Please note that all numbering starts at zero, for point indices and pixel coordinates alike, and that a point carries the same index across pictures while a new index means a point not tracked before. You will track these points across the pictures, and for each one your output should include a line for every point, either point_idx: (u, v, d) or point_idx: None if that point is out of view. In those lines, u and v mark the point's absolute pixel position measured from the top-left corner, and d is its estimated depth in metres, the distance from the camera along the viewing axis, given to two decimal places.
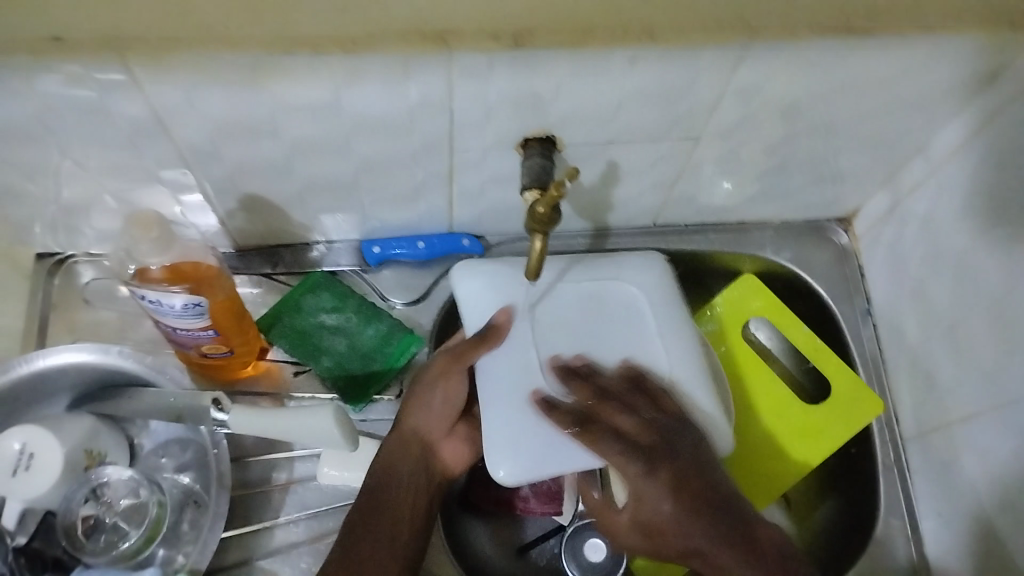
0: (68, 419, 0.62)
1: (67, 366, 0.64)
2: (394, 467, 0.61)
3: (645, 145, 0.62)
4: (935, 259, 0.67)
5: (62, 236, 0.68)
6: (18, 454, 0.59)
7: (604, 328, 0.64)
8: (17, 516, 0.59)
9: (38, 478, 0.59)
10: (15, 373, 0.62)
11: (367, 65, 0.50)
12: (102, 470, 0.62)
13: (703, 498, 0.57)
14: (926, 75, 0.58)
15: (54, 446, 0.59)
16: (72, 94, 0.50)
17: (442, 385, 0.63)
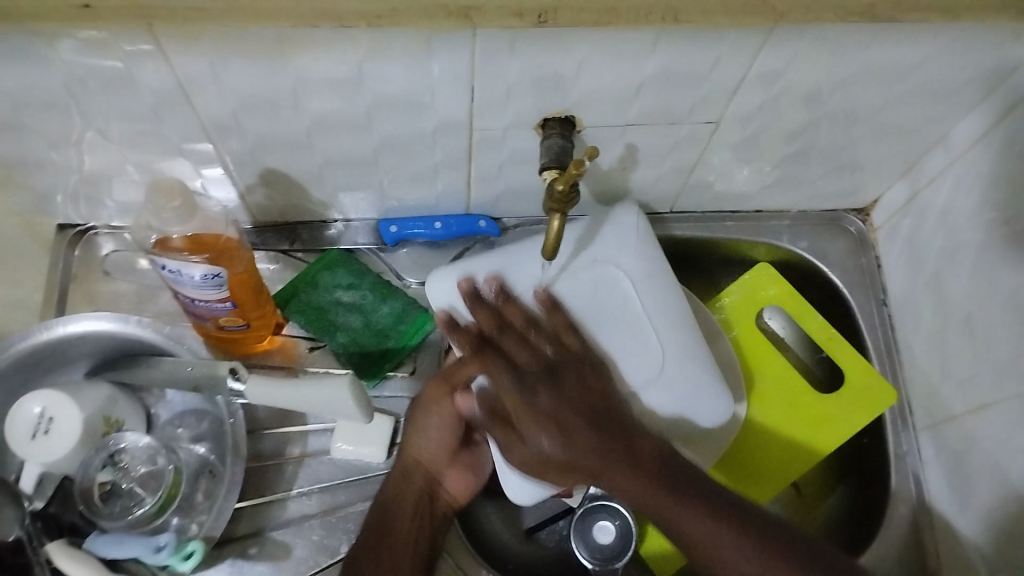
0: (87, 388, 0.62)
1: (88, 333, 0.64)
2: (398, 496, 0.64)
3: (664, 129, 0.62)
4: (953, 249, 0.67)
5: (84, 207, 0.69)
6: (38, 419, 0.60)
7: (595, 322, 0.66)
8: (36, 480, 0.62)
9: (57, 443, 0.60)
10: (38, 339, 0.63)
11: (390, 40, 0.50)
12: (120, 436, 0.63)
13: (591, 419, 0.57)
14: (950, 64, 0.57)
15: (74, 411, 0.60)
16: (98, 63, 0.51)
17: (437, 413, 0.66)
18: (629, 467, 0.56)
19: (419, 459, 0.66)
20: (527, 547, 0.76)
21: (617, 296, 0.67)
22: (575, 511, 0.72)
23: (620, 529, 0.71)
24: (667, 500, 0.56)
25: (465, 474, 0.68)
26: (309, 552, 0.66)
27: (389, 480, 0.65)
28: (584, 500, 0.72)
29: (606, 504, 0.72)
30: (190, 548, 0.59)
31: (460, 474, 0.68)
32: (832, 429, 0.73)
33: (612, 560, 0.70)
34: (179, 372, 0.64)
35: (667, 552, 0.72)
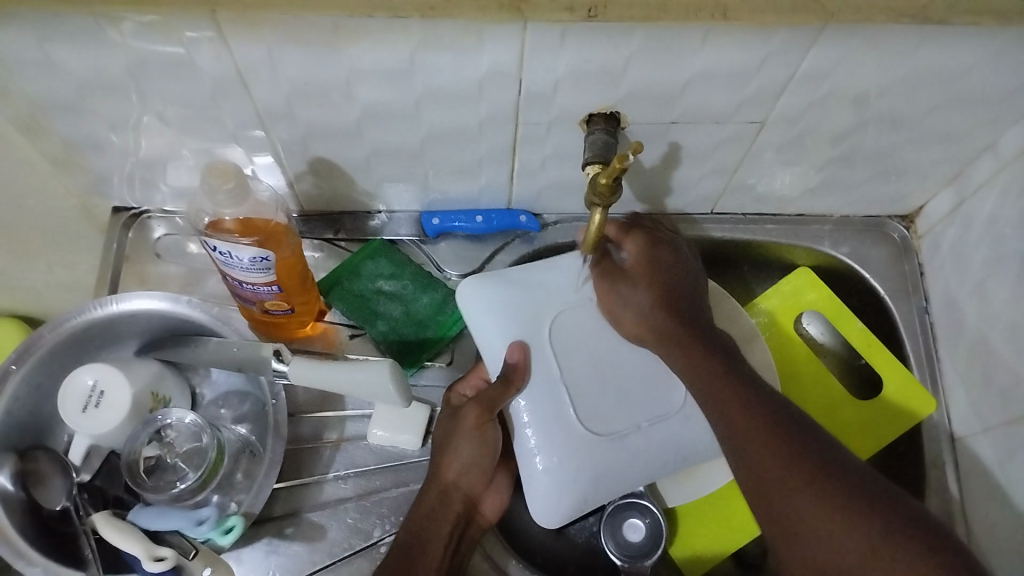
0: (137, 363, 0.65)
1: (141, 312, 0.66)
2: (435, 522, 0.63)
3: (709, 128, 0.63)
4: (999, 257, 0.66)
5: (139, 190, 0.71)
6: (89, 391, 0.62)
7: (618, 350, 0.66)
8: (83, 453, 0.63)
9: (106, 416, 0.62)
10: (91, 315, 0.65)
11: (442, 31, 0.51)
12: (168, 412, 0.64)
13: (682, 302, 0.63)
14: (1002, 68, 0.57)
15: (123, 386, 0.62)
16: (162, 49, 0.53)
17: (479, 435, 0.65)
18: (700, 345, 0.60)
19: (457, 482, 0.65)
20: (556, 541, 0.76)
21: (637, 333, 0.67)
22: (605, 508, 0.72)
23: (651, 527, 0.71)
24: (725, 381, 0.57)
25: (496, 496, 0.68)
26: (343, 534, 0.67)
27: (425, 501, 0.64)
28: (614, 497, 0.72)
29: (638, 502, 0.72)
30: (231, 523, 0.61)
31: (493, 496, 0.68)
32: (866, 435, 0.74)
33: (641, 558, 0.70)
34: (224, 353, 0.65)
35: (696, 556, 0.73)
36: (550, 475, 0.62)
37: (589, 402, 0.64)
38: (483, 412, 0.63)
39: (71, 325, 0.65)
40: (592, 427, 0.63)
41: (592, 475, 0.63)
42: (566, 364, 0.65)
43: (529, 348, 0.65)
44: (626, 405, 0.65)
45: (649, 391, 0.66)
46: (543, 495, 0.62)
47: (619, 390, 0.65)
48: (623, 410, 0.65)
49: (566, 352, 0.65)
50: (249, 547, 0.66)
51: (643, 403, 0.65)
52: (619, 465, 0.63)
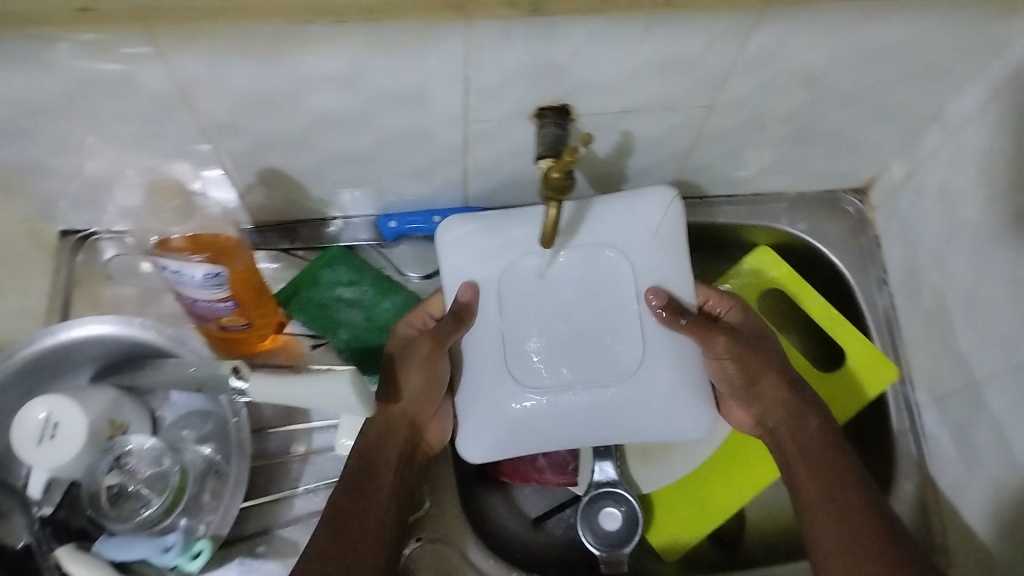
0: (92, 390, 0.62)
1: (92, 339, 0.65)
2: (381, 451, 0.63)
3: (660, 115, 0.62)
4: (952, 225, 0.67)
5: (85, 212, 0.69)
6: (42, 425, 0.59)
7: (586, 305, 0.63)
8: (44, 484, 0.61)
9: (63, 448, 0.59)
10: (40, 344, 0.63)
11: (386, 34, 0.50)
12: (126, 439, 0.63)
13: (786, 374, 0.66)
14: (945, 39, 0.57)
15: (79, 417, 0.60)
16: (98, 68, 0.51)
17: (428, 366, 0.63)
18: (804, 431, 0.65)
19: (406, 411, 0.64)
20: (534, 535, 0.76)
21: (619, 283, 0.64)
22: (581, 499, 0.72)
23: (626, 515, 0.71)
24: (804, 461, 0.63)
25: (442, 424, 0.67)
26: None
27: (374, 429, 0.64)
28: (590, 488, 0.72)
29: (612, 491, 0.72)
30: (198, 547, 0.59)
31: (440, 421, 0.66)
32: (845, 399, 0.73)
33: (619, 547, 0.70)
34: (181, 372, 0.65)
35: (675, 540, 0.73)
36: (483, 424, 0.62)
37: (536, 354, 0.62)
38: (436, 345, 0.62)
39: (20, 357, 0.63)
40: (534, 380, 0.62)
41: (523, 426, 0.61)
42: (514, 315, 0.63)
43: (480, 288, 0.64)
44: (580, 359, 0.62)
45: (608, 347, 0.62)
46: (474, 436, 0.63)
47: (566, 350, 0.62)
48: (575, 363, 0.62)
49: (526, 299, 0.64)
50: (221, 568, 0.65)
51: (595, 355, 0.62)
52: (560, 419, 0.61)
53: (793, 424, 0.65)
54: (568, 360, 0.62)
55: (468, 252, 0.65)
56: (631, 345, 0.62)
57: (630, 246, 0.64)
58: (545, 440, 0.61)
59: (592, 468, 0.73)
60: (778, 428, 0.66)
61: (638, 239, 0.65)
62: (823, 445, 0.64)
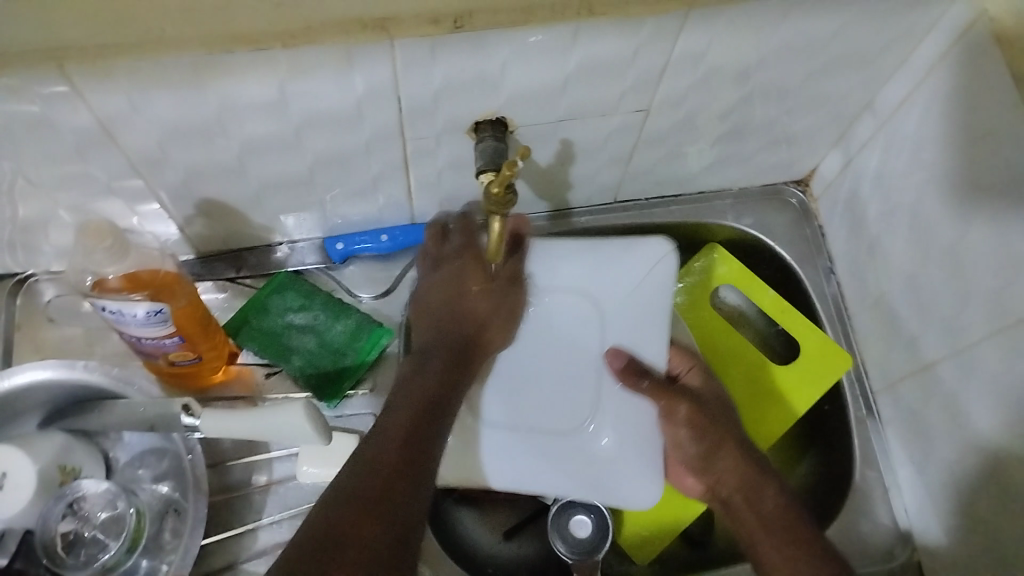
0: (39, 437, 0.61)
1: (35, 385, 0.63)
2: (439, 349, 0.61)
3: (596, 122, 0.63)
4: (891, 212, 0.68)
5: (21, 255, 0.68)
6: None
7: (565, 356, 0.71)
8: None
9: (14, 498, 0.58)
10: None
11: (308, 59, 0.50)
12: (78, 484, 0.62)
13: (743, 443, 0.65)
14: (866, 30, 0.58)
15: (27, 464, 0.58)
16: (16, 110, 0.49)
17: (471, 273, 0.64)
18: (764, 490, 0.61)
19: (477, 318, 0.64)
20: (506, 547, 0.76)
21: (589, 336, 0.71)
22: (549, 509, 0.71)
23: (596, 521, 0.70)
24: (755, 518, 0.60)
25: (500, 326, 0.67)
26: None
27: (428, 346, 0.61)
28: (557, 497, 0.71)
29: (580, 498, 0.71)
30: None
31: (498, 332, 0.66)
32: (791, 401, 0.74)
33: (592, 553, 0.69)
34: (133, 414, 0.63)
35: (647, 540, 0.73)
36: (526, 456, 0.68)
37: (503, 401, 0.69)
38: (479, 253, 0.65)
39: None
40: (537, 421, 0.69)
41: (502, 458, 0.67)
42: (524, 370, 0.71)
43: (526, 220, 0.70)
44: (558, 404, 0.70)
45: (562, 401, 0.70)
46: (499, 461, 0.67)
47: (538, 400, 0.70)
48: (557, 409, 0.70)
49: (532, 350, 0.71)
50: None
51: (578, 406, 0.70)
52: (578, 460, 0.68)
53: (746, 492, 0.62)
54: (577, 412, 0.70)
55: None
56: (582, 402, 0.70)
57: (602, 299, 0.72)
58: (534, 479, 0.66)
59: None
60: (732, 496, 0.63)
61: (611, 295, 0.72)
62: (779, 511, 0.59)
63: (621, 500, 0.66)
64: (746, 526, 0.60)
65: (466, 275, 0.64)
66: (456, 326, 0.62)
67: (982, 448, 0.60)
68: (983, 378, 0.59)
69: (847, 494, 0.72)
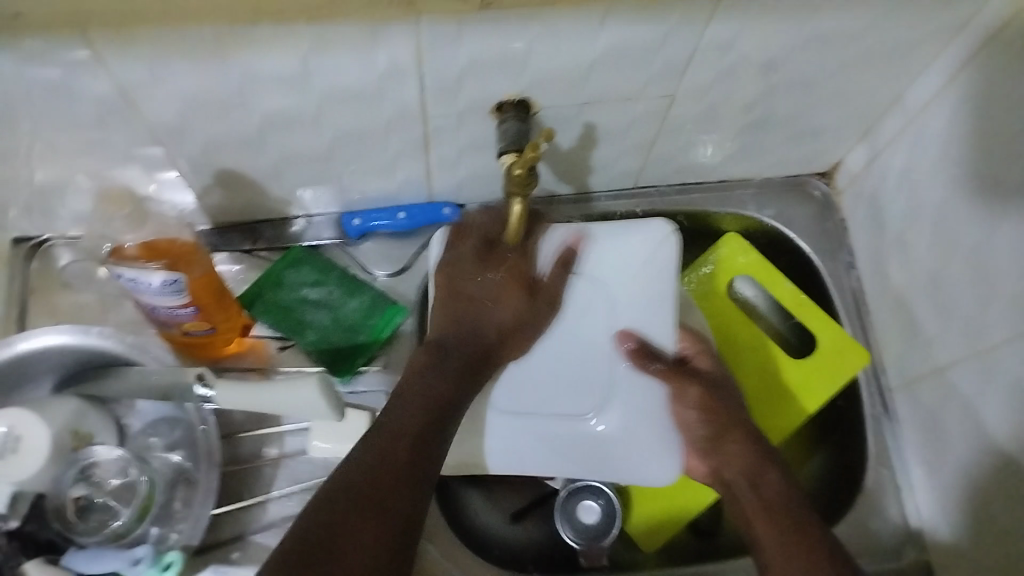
0: (53, 402, 0.61)
1: (48, 350, 0.63)
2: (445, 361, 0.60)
3: (621, 106, 0.62)
4: (916, 209, 0.67)
5: (39, 219, 0.68)
6: (3, 438, 0.58)
7: (568, 339, 0.67)
8: (9, 498, 0.58)
9: (27, 462, 0.58)
10: None
11: (332, 33, 0.49)
12: (92, 450, 0.62)
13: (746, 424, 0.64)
14: (902, 23, 0.57)
15: (41, 427, 0.59)
16: (37, 75, 0.49)
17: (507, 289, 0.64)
18: (767, 474, 0.61)
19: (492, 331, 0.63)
20: (514, 530, 0.76)
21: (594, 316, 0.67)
22: (559, 494, 0.72)
23: (604, 507, 0.71)
24: (754, 503, 0.59)
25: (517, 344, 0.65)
26: None
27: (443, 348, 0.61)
28: (567, 482, 0.72)
29: (587, 483, 0.72)
30: (169, 558, 0.58)
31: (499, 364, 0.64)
32: (805, 393, 0.73)
33: (599, 538, 0.70)
34: (146, 384, 0.63)
35: (655, 526, 0.73)
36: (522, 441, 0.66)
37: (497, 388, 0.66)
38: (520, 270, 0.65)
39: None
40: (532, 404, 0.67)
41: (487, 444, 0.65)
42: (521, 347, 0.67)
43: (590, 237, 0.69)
44: (563, 387, 0.67)
45: (568, 386, 0.67)
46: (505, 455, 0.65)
47: (535, 384, 0.67)
48: (563, 393, 0.67)
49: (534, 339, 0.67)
50: None
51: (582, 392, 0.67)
52: (574, 446, 0.66)
53: (750, 475, 0.61)
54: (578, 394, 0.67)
55: None
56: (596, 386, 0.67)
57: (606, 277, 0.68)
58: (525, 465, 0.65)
59: None
60: (736, 480, 0.62)
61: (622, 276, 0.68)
62: (782, 495, 0.59)
63: (645, 483, 0.65)
64: (747, 514, 0.59)
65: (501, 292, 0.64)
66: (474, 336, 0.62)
67: (996, 453, 0.59)
68: (1002, 383, 0.59)
69: (856, 492, 0.71)
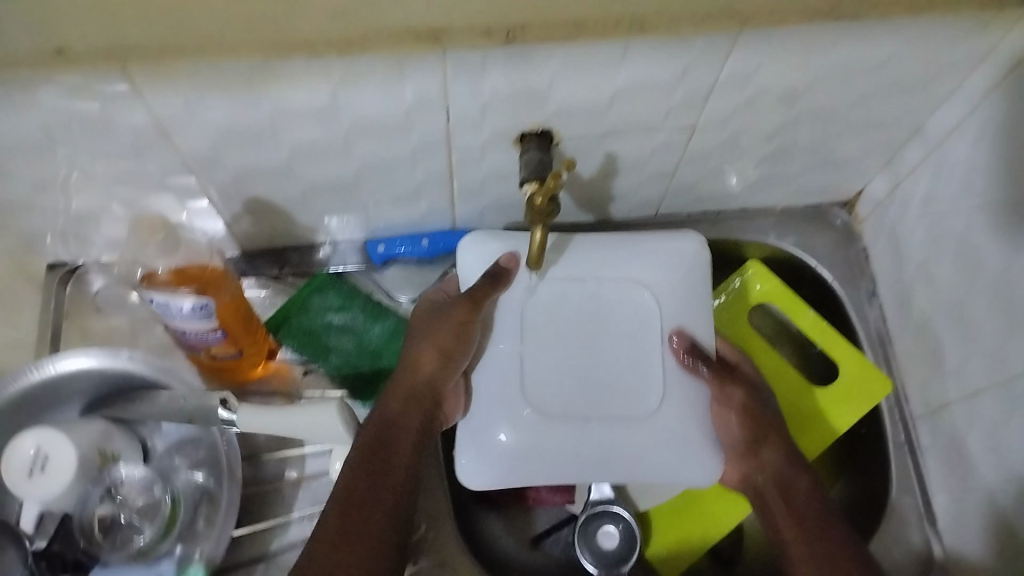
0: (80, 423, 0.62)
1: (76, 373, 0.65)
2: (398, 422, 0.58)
3: (643, 136, 0.63)
4: (938, 238, 0.67)
5: (73, 245, 0.70)
6: (33, 458, 0.59)
7: (592, 339, 0.64)
8: (35, 517, 0.61)
9: (52, 481, 0.59)
10: (27, 380, 0.64)
11: (362, 65, 0.50)
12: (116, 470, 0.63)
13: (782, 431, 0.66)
14: (921, 55, 0.57)
15: (68, 448, 0.59)
16: (77, 107, 0.51)
17: (455, 329, 0.61)
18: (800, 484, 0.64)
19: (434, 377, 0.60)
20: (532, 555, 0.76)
21: (631, 319, 0.64)
22: (578, 518, 0.72)
23: (623, 532, 0.71)
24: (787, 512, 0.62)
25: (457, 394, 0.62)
26: None
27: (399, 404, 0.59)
28: (587, 506, 0.72)
29: (608, 509, 0.72)
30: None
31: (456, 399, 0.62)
32: (824, 420, 0.74)
33: (618, 565, 0.70)
34: (173, 405, 0.64)
35: (675, 551, 0.73)
36: (521, 446, 0.61)
37: (496, 384, 0.62)
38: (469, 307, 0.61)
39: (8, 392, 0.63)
40: (547, 408, 0.62)
41: (534, 455, 0.61)
42: (537, 346, 0.63)
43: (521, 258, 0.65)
44: (582, 390, 0.63)
45: (593, 387, 0.63)
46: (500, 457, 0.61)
47: (541, 381, 0.63)
48: (579, 396, 0.63)
49: (549, 339, 0.63)
50: None
51: (602, 396, 0.63)
52: (582, 449, 0.62)
53: (781, 483, 0.64)
54: (587, 395, 0.63)
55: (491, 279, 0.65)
56: (632, 387, 0.63)
57: (644, 280, 0.66)
58: (522, 471, 0.61)
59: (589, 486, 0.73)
60: (766, 486, 0.65)
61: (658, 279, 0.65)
62: (812, 506, 0.62)
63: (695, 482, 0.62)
64: (775, 515, 0.63)
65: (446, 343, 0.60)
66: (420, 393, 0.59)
67: None
68: None
69: (880, 522, 0.71)
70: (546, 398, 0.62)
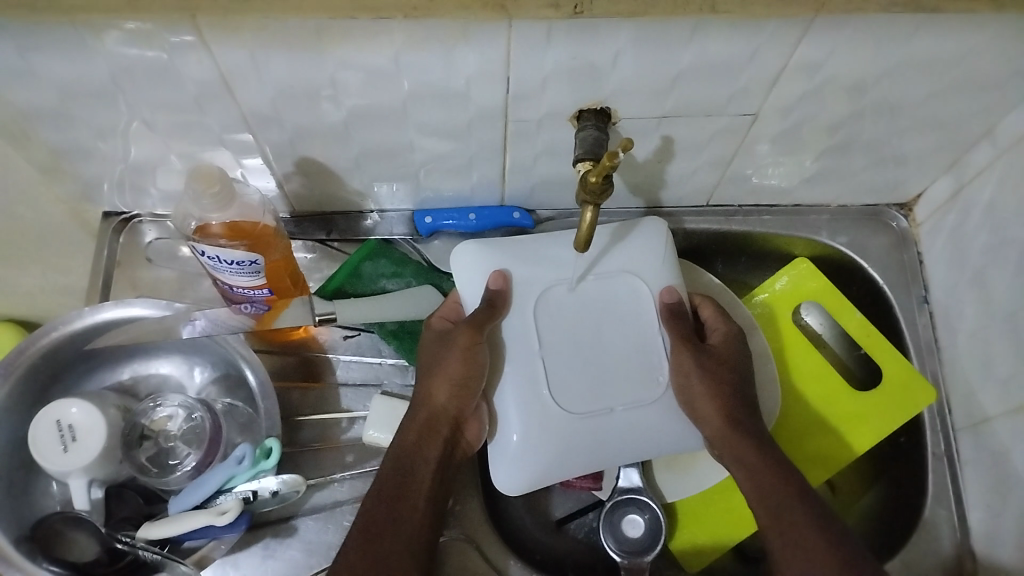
0: (94, 394, 0.63)
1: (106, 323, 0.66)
2: (415, 457, 0.59)
3: (702, 121, 0.62)
4: (998, 246, 0.65)
5: (129, 195, 0.71)
6: (59, 430, 0.60)
7: (609, 324, 0.64)
8: (85, 494, 0.61)
9: (88, 444, 0.60)
10: (53, 336, 0.64)
11: (427, 29, 0.50)
12: (144, 410, 0.65)
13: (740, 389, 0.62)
14: (1000, 52, 0.55)
15: (86, 411, 0.61)
16: (144, 54, 0.52)
17: (462, 359, 0.60)
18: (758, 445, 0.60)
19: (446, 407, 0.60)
20: (557, 538, 0.76)
21: (646, 306, 0.65)
22: (604, 504, 0.71)
23: (649, 522, 0.70)
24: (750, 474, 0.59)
25: (478, 423, 0.63)
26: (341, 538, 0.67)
27: (412, 431, 0.61)
28: (614, 493, 0.71)
29: (636, 498, 0.71)
30: (268, 446, 0.62)
31: (479, 420, 0.63)
32: (864, 425, 0.73)
33: (641, 554, 0.69)
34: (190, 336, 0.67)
35: (700, 547, 0.72)
36: (547, 448, 0.61)
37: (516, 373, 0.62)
38: (475, 333, 0.60)
39: (39, 346, 0.63)
40: (567, 403, 0.62)
41: (570, 454, 0.62)
42: (550, 338, 0.63)
43: (511, 278, 0.64)
44: (597, 385, 0.63)
45: (609, 380, 0.63)
46: (512, 455, 0.62)
47: (559, 372, 0.62)
48: (594, 391, 0.63)
49: (554, 331, 0.63)
50: (246, 552, 0.65)
51: (617, 389, 0.63)
52: (602, 444, 0.62)
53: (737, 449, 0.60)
54: (600, 386, 0.63)
55: (529, 247, 0.65)
56: (639, 375, 0.63)
57: (638, 267, 0.66)
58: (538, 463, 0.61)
59: (617, 473, 0.72)
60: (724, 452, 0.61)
61: (650, 261, 0.66)
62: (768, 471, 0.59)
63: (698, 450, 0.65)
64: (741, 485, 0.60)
65: (461, 377, 0.60)
66: (434, 427, 0.60)
67: None
68: None
69: (912, 531, 0.69)
70: (564, 395, 0.62)
